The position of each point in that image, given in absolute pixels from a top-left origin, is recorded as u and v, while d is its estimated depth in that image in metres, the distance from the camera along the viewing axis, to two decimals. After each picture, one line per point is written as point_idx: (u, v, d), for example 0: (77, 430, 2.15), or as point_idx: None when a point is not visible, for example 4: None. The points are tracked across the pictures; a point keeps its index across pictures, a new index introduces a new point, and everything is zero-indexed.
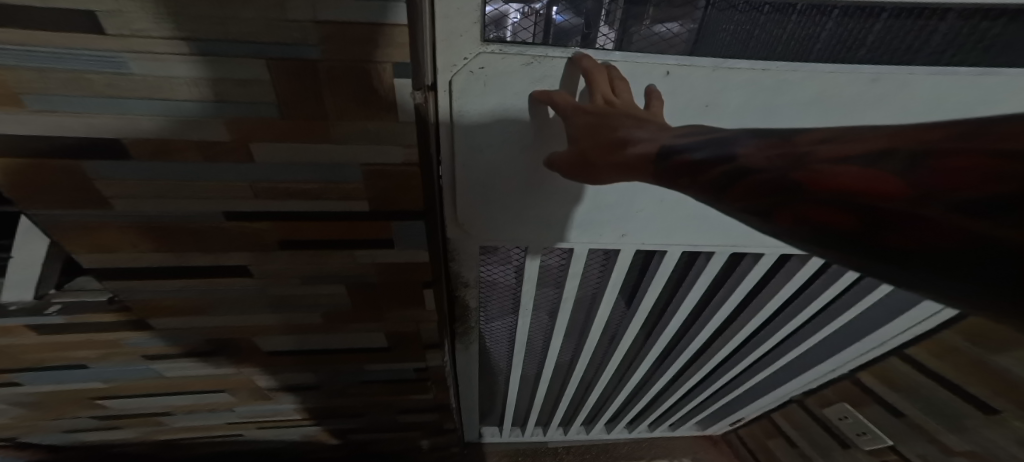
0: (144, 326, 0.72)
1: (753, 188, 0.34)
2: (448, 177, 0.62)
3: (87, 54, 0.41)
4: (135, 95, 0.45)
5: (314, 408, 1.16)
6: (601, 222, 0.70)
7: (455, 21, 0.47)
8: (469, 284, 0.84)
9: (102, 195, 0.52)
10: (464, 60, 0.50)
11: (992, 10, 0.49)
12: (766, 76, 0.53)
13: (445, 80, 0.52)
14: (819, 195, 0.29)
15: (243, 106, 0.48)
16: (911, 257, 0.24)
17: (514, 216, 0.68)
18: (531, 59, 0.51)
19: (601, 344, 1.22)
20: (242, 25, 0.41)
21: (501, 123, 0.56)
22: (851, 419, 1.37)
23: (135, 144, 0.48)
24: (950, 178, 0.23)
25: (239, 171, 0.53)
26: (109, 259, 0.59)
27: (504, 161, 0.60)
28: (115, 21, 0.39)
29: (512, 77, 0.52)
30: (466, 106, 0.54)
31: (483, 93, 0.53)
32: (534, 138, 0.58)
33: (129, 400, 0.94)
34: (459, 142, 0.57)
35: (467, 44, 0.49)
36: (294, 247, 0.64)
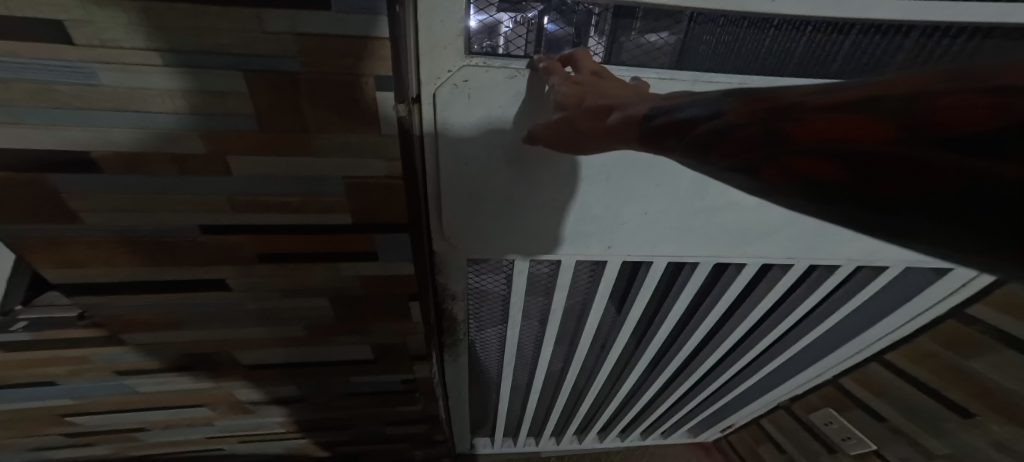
0: (116, 342, 0.70)
1: (743, 142, 0.26)
2: (432, 193, 0.61)
3: (57, 65, 0.40)
4: (104, 108, 0.43)
5: (298, 422, 1.14)
6: (590, 235, 0.70)
7: (439, 34, 0.47)
8: (457, 296, 0.83)
9: (70, 209, 0.50)
10: (448, 74, 0.50)
11: (953, 28, 0.49)
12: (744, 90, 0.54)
13: (428, 92, 0.51)
14: (804, 144, 0.22)
15: (219, 119, 0.46)
16: (904, 207, 0.17)
17: (501, 231, 0.67)
18: (515, 72, 0.50)
19: (591, 353, 1.21)
20: (218, 36, 0.41)
21: (485, 137, 0.55)
22: (837, 424, 1.38)
23: (105, 158, 0.47)
24: (952, 111, 0.16)
25: (217, 185, 0.52)
26: (79, 274, 0.57)
27: (489, 176, 0.59)
28: (85, 31, 0.38)
29: (497, 90, 0.51)
30: (450, 120, 0.53)
31: (465, 108, 0.52)
32: (519, 152, 0.57)
33: (102, 416, 0.91)
34: (442, 158, 0.56)
35: (451, 57, 0.48)
36: (275, 260, 0.63)
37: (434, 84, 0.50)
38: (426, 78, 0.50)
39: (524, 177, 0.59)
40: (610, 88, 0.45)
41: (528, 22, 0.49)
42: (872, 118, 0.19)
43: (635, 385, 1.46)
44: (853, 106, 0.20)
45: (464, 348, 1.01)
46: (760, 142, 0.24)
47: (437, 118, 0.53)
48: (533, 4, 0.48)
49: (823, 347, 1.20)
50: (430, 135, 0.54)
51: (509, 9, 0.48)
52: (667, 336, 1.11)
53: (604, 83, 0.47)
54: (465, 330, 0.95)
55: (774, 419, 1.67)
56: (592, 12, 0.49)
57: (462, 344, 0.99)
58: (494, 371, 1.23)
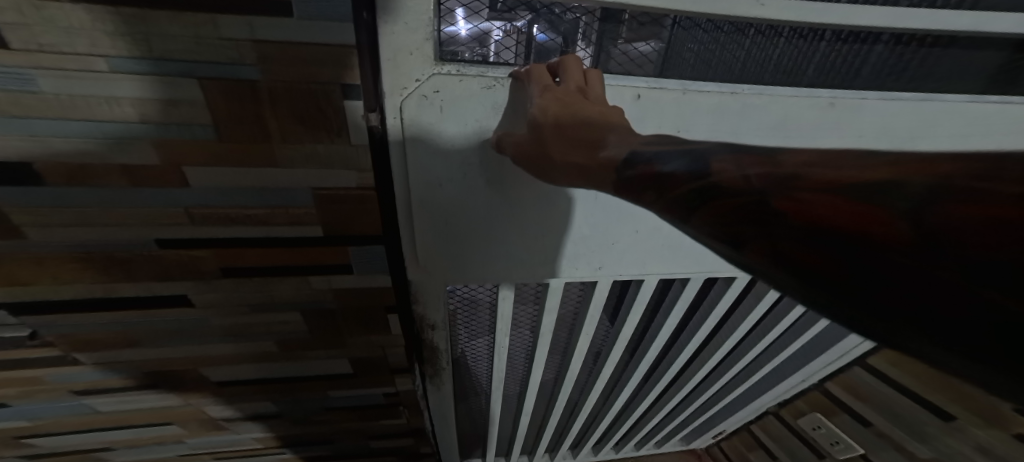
0: (72, 361, 0.66)
1: (731, 212, 0.24)
2: (404, 219, 0.58)
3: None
4: (44, 116, 0.41)
5: (275, 438, 1.09)
6: (581, 259, 0.67)
7: (404, 40, 0.43)
8: (436, 326, 0.80)
9: (11, 223, 0.47)
10: (419, 85, 0.46)
11: (918, 37, 0.51)
12: (733, 100, 0.51)
13: (395, 105, 0.47)
14: (805, 234, 0.20)
15: (174, 128, 0.44)
16: (901, 319, 0.17)
17: (483, 254, 0.64)
18: (493, 82, 0.48)
19: (585, 368, 1.19)
20: (169, 43, 0.39)
21: (461, 160, 0.52)
22: (825, 429, 1.38)
23: (49, 170, 0.44)
24: (980, 233, 0.14)
25: (174, 196, 0.49)
26: (26, 293, 0.54)
27: (464, 198, 0.56)
28: (20, 35, 0.36)
29: (473, 102, 0.48)
30: (421, 138, 0.50)
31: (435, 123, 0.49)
32: (499, 173, 0.54)
33: (62, 436, 0.86)
34: (412, 178, 0.53)
35: (420, 65, 0.45)
36: (240, 274, 0.60)
37: (408, 94, 0.47)
38: (398, 88, 0.46)
39: (502, 198, 0.57)
40: (592, 112, 0.41)
41: (518, 32, 0.48)
42: (882, 211, 0.17)
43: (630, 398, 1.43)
44: (863, 194, 0.18)
45: (446, 376, 0.97)
46: (754, 218, 0.22)
47: (407, 135, 0.49)
48: (523, 13, 0.47)
49: (806, 354, 1.19)
50: (400, 154, 0.51)
51: (498, 18, 0.47)
52: (659, 350, 1.08)
53: (585, 100, 0.42)
54: (447, 359, 0.92)
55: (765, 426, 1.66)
56: (580, 21, 0.48)
57: (445, 372, 0.95)
58: (481, 384, 1.20)
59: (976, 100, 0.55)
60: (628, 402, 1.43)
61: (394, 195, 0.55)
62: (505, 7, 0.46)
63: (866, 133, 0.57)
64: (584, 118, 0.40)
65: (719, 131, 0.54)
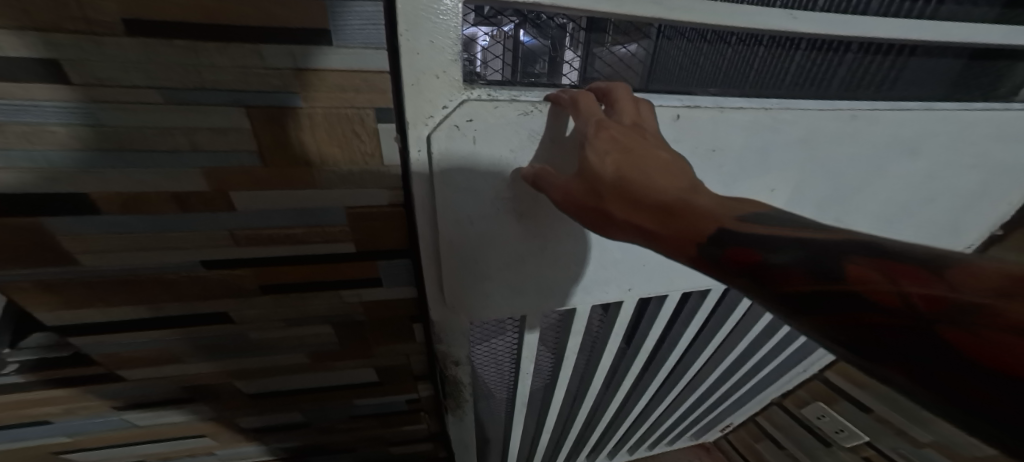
0: (113, 379, 0.68)
1: (886, 333, 0.25)
2: (432, 256, 0.58)
3: (56, 106, 0.38)
4: (101, 148, 0.42)
5: (298, 447, 1.11)
6: (610, 282, 0.68)
7: (430, 63, 0.43)
8: (460, 361, 0.79)
9: (66, 251, 0.48)
10: (453, 112, 0.46)
11: (879, 48, 0.56)
12: (767, 116, 0.52)
13: (423, 135, 0.46)
14: (985, 377, 0.22)
15: (220, 156, 0.45)
16: None
17: (512, 286, 0.63)
18: (529, 108, 0.47)
19: (604, 387, 1.17)
20: (219, 73, 0.40)
21: (497, 196, 0.53)
22: (829, 417, 1.37)
23: (104, 199, 0.45)
24: None
25: (219, 220, 0.50)
26: (74, 315, 0.55)
27: (496, 233, 0.56)
28: (81, 70, 0.37)
29: (509, 129, 0.48)
30: (452, 168, 0.49)
31: (469, 157, 0.49)
32: (529, 205, 0.54)
33: (100, 450, 0.88)
34: (443, 215, 0.52)
35: (448, 90, 0.45)
36: (277, 290, 0.61)
37: (440, 123, 0.46)
38: (430, 115, 0.45)
39: (537, 230, 0.57)
40: (652, 153, 0.39)
41: (505, 36, 0.48)
42: None
43: (647, 407, 1.41)
44: None
45: (469, 407, 0.95)
46: (917, 347, 0.24)
47: (439, 168, 0.48)
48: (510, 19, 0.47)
49: (807, 349, 1.22)
50: (430, 190, 0.51)
51: (485, 23, 0.46)
52: (677, 357, 1.08)
53: (642, 136, 0.41)
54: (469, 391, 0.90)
55: (767, 415, 1.65)
56: (567, 26, 0.49)
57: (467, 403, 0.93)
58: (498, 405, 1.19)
59: (966, 108, 0.59)
60: (644, 411, 1.42)
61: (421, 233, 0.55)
62: (493, 13, 0.45)
63: (883, 138, 0.58)
64: (648, 166, 0.38)
65: (750, 148, 0.54)
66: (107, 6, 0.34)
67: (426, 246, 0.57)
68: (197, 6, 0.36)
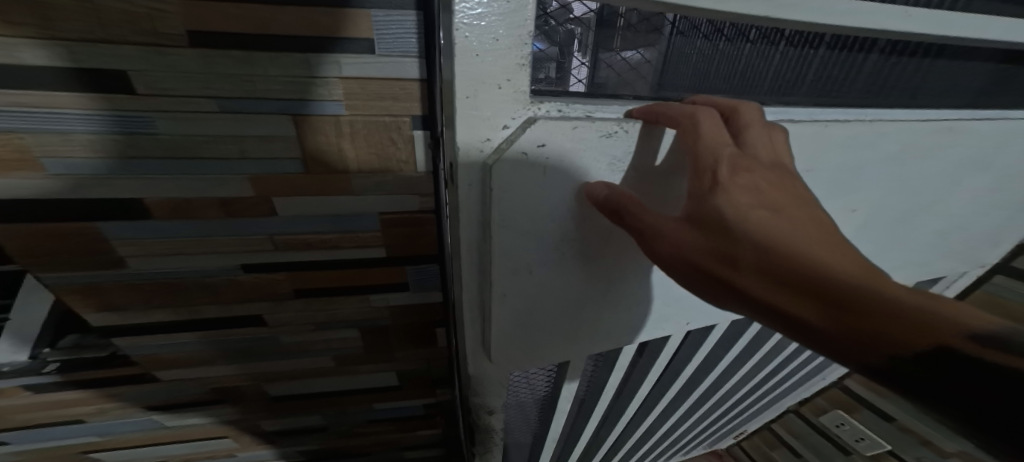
0: (146, 380, 0.69)
1: None
2: (479, 299, 0.52)
3: (100, 116, 0.39)
4: (155, 155, 0.43)
5: (317, 451, 1.11)
6: (664, 318, 0.65)
7: (491, 72, 0.36)
8: (494, 409, 0.73)
9: (118, 254, 0.49)
10: (517, 133, 0.39)
11: (905, 47, 0.54)
12: (864, 128, 0.50)
13: (476, 163, 0.40)
14: None
15: (266, 163, 0.47)
16: None
17: (567, 328, 0.57)
18: (612, 129, 0.41)
19: (638, 414, 1.14)
20: (269, 82, 0.41)
21: (560, 240, 0.47)
22: (848, 426, 1.35)
23: (155, 205, 0.46)
24: None
25: (261, 225, 0.52)
26: (117, 317, 0.57)
27: (558, 276, 0.50)
28: (145, 81, 0.38)
29: (584, 154, 0.41)
30: (513, 201, 0.42)
31: (534, 195, 0.42)
32: (596, 241, 0.49)
33: (126, 450, 0.89)
34: (500, 256, 0.46)
35: (511, 105, 0.38)
36: (310, 295, 0.63)
37: (499, 147, 0.39)
38: (487, 136, 0.39)
39: (600, 272, 0.52)
40: (794, 209, 0.35)
41: None
42: None
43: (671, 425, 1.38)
44: None
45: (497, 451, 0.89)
46: None
47: (500, 200, 0.42)
48: None
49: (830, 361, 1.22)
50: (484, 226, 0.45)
51: None
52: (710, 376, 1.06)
53: (785, 183, 0.36)
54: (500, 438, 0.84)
55: (783, 423, 1.62)
56: (575, 32, 0.45)
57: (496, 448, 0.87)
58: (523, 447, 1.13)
59: None
60: (668, 427, 1.38)
61: (465, 271, 0.50)
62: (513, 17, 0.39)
63: (960, 153, 0.59)
64: (795, 226, 0.33)
65: (844, 165, 0.52)
66: (174, 19, 0.36)
67: (474, 285, 0.51)
68: (256, 18, 0.38)
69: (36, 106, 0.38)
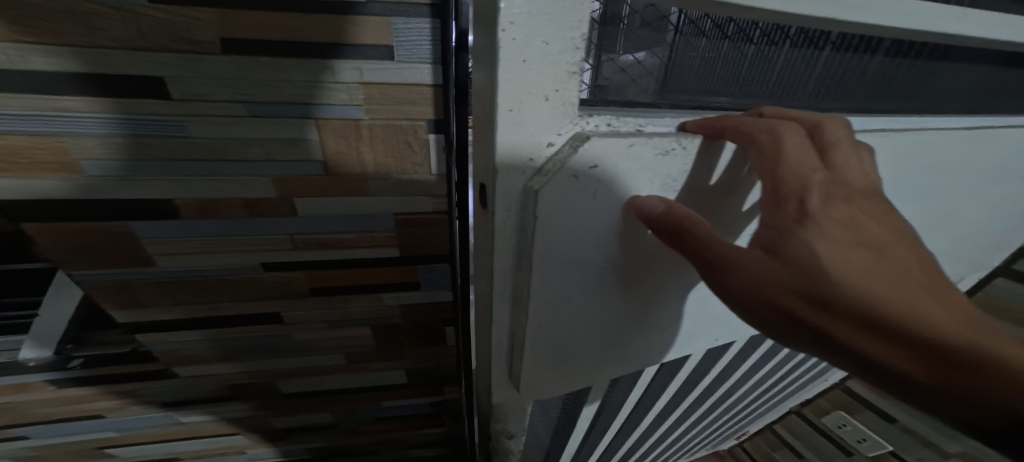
0: (165, 375, 0.71)
1: None
2: (509, 330, 0.47)
3: (109, 118, 0.41)
4: (185, 157, 0.45)
5: (325, 448, 1.13)
6: (695, 335, 0.60)
7: (540, 82, 0.31)
8: (513, 432, 0.68)
9: (145, 252, 0.51)
10: (569, 153, 0.34)
11: (910, 49, 0.55)
12: (914, 140, 0.48)
13: (516, 188, 0.36)
14: None
15: (289, 165, 0.49)
16: None
17: (599, 359, 0.52)
18: (670, 146, 0.36)
19: (651, 424, 1.13)
20: (295, 88, 0.43)
21: (603, 270, 0.42)
22: (850, 426, 1.35)
23: (183, 205, 0.48)
24: None
25: (282, 225, 0.54)
26: (140, 313, 0.59)
27: (597, 308, 0.45)
28: (179, 86, 0.40)
29: (638, 175, 0.36)
30: (558, 230, 0.37)
31: (579, 222, 0.37)
32: (640, 268, 0.43)
33: (140, 446, 0.91)
34: (538, 291, 0.40)
35: (558, 119, 0.34)
36: (325, 293, 0.64)
37: (545, 169, 0.35)
38: (532, 155, 0.35)
39: (643, 298, 0.47)
40: (886, 242, 0.35)
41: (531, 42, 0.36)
42: None
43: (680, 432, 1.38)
44: None
45: None
46: None
47: (543, 229, 0.36)
48: None
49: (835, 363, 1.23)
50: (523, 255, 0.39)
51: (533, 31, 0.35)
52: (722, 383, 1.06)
53: (874, 215, 0.35)
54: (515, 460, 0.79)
55: (786, 424, 1.63)
56: None
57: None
58: None
59: None
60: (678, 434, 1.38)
61: (495, 301, 0.45)
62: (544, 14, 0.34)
63: (985, 161, 0.58)
64: (886, 265, 0.34)
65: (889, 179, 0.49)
66: (208, 27, 0.38)
67: (503, 314, 0.46)
68: (284, 27, 0.39)
69: (73, 111, 0.40)
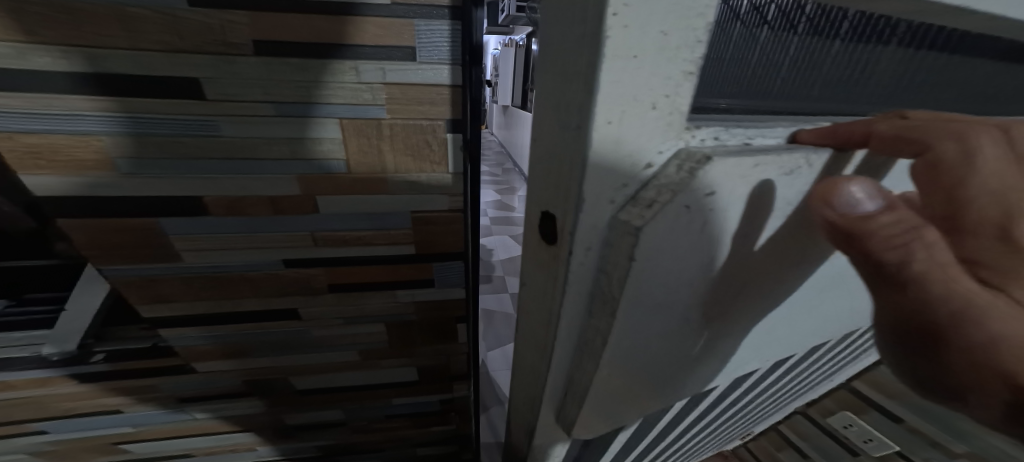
0: (184, 371, 0.72)
1: None
2: (562, 384, 0.36)
3: (110, 117, 0.41)
4: (216, 156, 0.46)
5: (334, 448, 1.12)
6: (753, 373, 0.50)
7: (646, 83, 0.22)
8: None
9: (174, 249, 0.53)
10: (685, 178, 0.23)
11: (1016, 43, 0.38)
12: None
13: (601, 220, 0.25)
14: None
15: (314, 163, 0.50)
16: None
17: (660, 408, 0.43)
18: (796, 165, 0.25)
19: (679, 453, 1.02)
20: (322, 88, 0.45)
21: (706, 312, 0.31)
22: (857, 427, 1.21)
23: (212, 202, 0.50)
24: None
25: (304, 222, 0.55)
26: (165, 308, 0.60)
27: (678, 363, 0.35)
28: (214, 87, 0.42)
29: (758, 204, 0.26)
30: (655, 278, 0.26)
31: (689, 263, 0.26)
32: (733, 312, 0.33)
33: (154, 443, 0.92)
34: (617, 354, 0.30)
35: (658, 131, 0.24)
36: (343, 290, 0.65)
37: (641, 198, 0.25)
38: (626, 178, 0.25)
39: (726, 346, 0.37)
40: None
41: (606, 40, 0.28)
42: None
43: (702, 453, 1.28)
44: None
45: None
46: None
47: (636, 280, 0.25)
48: None
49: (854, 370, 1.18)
50: (598, 307, 0.29)
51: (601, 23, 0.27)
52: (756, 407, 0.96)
53: None
54: None
55: None
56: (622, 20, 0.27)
57: None
58: None
59: None
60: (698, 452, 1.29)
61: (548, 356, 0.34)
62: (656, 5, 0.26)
63: None
64: None
65: None
66: (242, 30, 0.39)
67: (554, 374, 0.35)
68: (314, 29, 0.41)
69: (99, 111, 0.41)
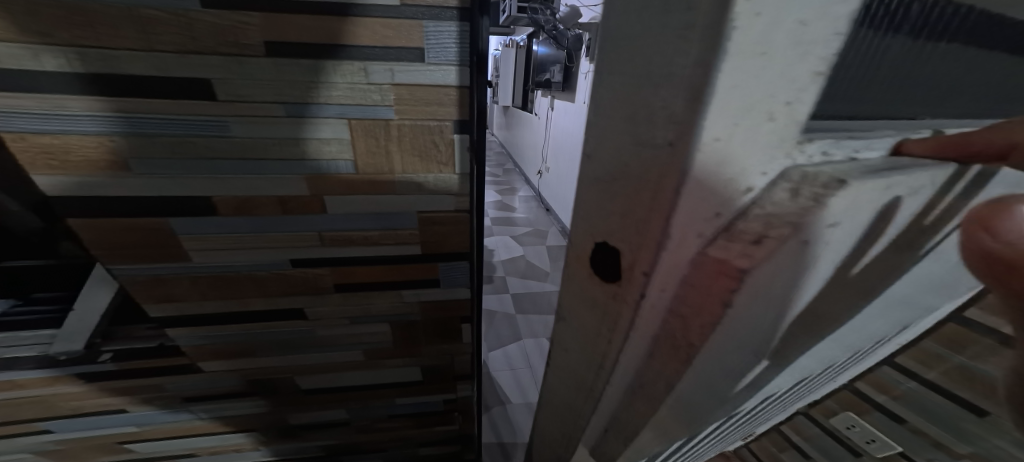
0: (190, 370, 0.72)
1: None
2: (620, 389, 0.35)
3: (102, 118, 0.41)
4: (227, 156, 0.46)
5: (337, 448, 1.12)
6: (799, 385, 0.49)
7: (765, 88, 0.20)
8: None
9: (182, 248, 0.53)
10: (808, 210, 0.21)
11: None
12: None
13: (700, 234, 0.24)
14: None
15: (322, 164, 0.50)
16: None
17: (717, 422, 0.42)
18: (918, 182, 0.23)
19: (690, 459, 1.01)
20: (331, 89, 0.45)
21: (782, 350, 0.28)
22: None
23: (221, 202, 0.50)
24: None
25: (311, 222, 0.55)
26: (173, 307, 0.60)
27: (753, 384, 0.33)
28: (225, 87, 0.42)
29: (881, 223, 0.23)
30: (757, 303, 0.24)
31: (790, 294, 0.24)
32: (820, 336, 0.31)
33: (157, 443, 0.92)
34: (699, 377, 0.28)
35: (774, 142, 0.22)
36: (349, 290, 0.66)
37: (738, 229, 0.23)
38: (727, 201, 0.23)
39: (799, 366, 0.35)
40: None
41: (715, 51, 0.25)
42: None
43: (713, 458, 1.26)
44: None
45: None
46: None
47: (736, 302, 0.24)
48: None
49: None
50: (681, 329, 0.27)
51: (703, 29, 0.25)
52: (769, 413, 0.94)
53: None
54: None
55: None
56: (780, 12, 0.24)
57: None
58: None
59: None
60: None
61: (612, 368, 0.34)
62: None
63: None
64: None
65: None
66: (254, 31, 0.40)
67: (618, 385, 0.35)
68: (325, 29, 0.41)
69: (103, 111, 0.41)
